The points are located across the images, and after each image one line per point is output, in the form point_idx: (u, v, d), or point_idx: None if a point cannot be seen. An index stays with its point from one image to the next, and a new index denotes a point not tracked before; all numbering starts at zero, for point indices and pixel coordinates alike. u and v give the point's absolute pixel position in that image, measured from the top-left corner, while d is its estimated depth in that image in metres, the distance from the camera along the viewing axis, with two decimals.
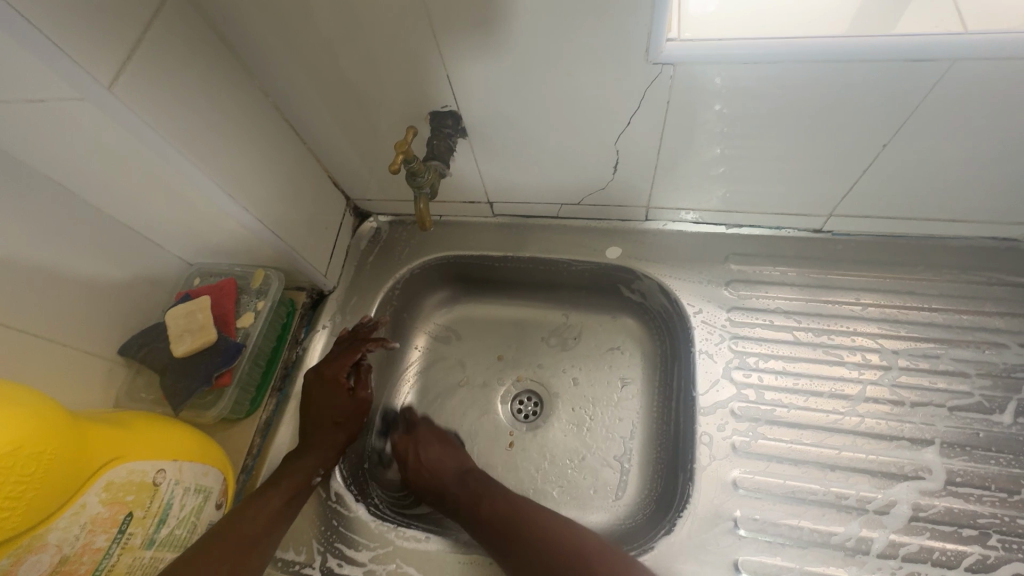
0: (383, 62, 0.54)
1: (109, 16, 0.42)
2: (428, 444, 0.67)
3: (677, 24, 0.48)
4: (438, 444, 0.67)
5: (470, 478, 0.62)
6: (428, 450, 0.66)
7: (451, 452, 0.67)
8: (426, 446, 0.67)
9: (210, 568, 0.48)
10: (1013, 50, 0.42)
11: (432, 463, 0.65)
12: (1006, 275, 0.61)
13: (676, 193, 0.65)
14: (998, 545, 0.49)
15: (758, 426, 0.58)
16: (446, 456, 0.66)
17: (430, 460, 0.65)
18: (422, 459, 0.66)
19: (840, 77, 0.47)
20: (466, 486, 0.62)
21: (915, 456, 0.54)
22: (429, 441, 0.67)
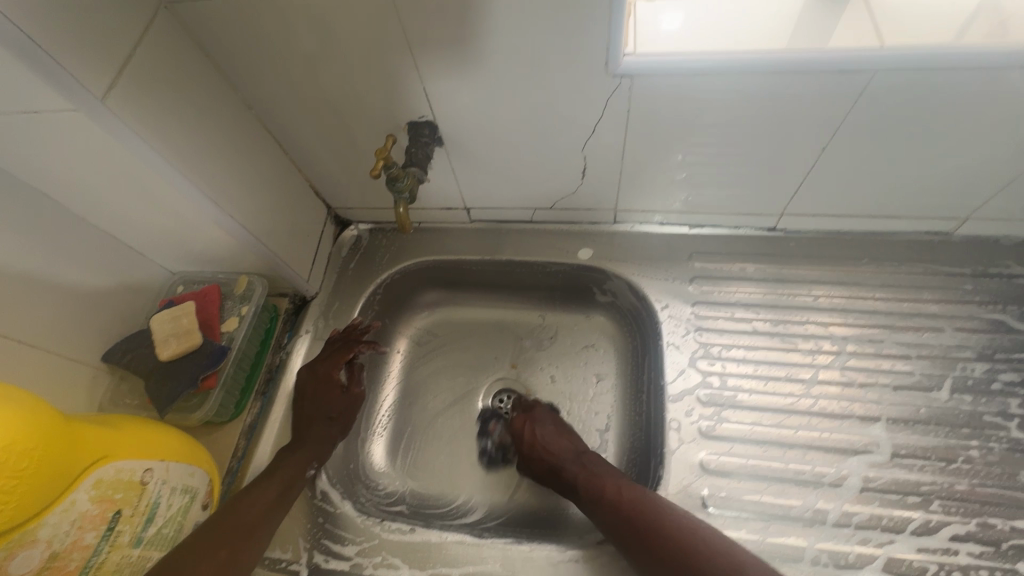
0: (362, 76, 0.58)
1: (100, 33, 0.44)
2: (541, 428, 0.68)
3: (634, 41, 0.52)
4: (553, 429, 0.68)
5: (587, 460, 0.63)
6: (544, 430, 0.68)
7: (567, 434, 0.67)
8: (541, 428, 0.68)
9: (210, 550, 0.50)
10: (927, 62, 0.47)
11: (557, 450, 0.65)
12: (940, 265, 0.67)
13: (641, 196, 0.70)
14: (939, 509, 0.54)
15: (722, 410, 0.61)
16: (556, 438, 0.67)
17: (543, 442, 0.67)
18: (546, 455, 0.66)
19: (782, 87, 0.52)
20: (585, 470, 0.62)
21: (864, 432, 0.59)
22: (541, 429, 0.68)
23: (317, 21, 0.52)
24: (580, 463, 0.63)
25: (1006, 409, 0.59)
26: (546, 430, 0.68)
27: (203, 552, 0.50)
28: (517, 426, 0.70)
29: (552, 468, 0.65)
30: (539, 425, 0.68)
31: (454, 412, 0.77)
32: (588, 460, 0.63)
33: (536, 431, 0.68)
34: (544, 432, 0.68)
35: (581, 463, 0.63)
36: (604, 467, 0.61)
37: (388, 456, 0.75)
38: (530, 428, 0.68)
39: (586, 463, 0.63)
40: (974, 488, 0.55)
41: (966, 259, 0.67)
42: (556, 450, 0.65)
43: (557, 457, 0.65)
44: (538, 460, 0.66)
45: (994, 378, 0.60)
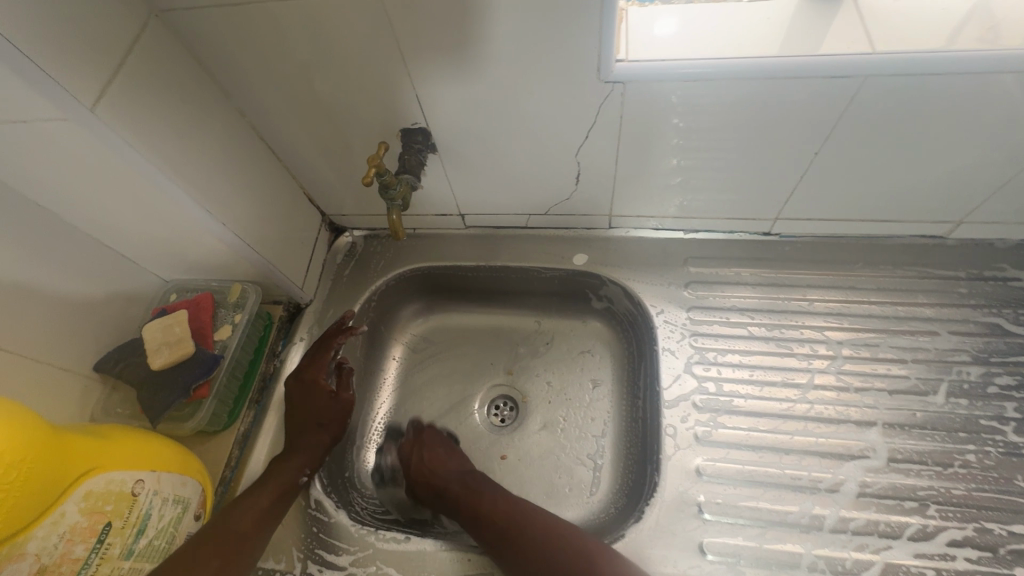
0: (355, 82, 0.58)
1: (90, 43, 0.44)
2: (434, 446, 0.69)
3: (625, 47, 0.52)
4: (449, 452, 0.68)
5: (470, 478, 0.64)
6: (434, 450, 0.68)
7: (462, 458, 0.68)
8: (436, 448, 0.68)
9: (202, 560, 0.50)
10: (915, 67, 0.48)
11: (444, 470, 0.66)
12: (935, 268, 0.67)
13: (635, 201, 0.70)
14: (936, 514, 0.54)
15: (718, 416, 0.61)
16: (450, 458, 0.67)
17: (429, 461, 0.67)
18: (430, 467, 0.66)
19: (772, 93, 0.52)
20: (466, 486, 0.63)
21: (860, 437, 0.58)
22: (432, 446, 0.68)
23: (310, 29, 0.52)
24: (467, 484, 0.63)
25: (1002, 412, 0.58)
26: (439, 450, 0.68)
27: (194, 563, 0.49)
28: (404, 447, 0.70)
29: (433, 488, 0.64)
30: (427, 444, 0.69)
31: (450, 418, 0.77)
32: (475, 480, 0.64)
33: (431, 446, 0.69)
34: (431, 442, 0.69)
35: (473, 486, 0.63)
36: (484, 485, 0.63)
37: (383, 464, 0.74)
38: (427, 443, 0.69)
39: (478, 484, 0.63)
40: (971, 493, 0.54)
41: (960, 262, 0.67)
42: (446, 467, 0.66)
43: (442, 475, 0.65)
44: (421, 475, 0.66)
45: (990, 382, 0.60)
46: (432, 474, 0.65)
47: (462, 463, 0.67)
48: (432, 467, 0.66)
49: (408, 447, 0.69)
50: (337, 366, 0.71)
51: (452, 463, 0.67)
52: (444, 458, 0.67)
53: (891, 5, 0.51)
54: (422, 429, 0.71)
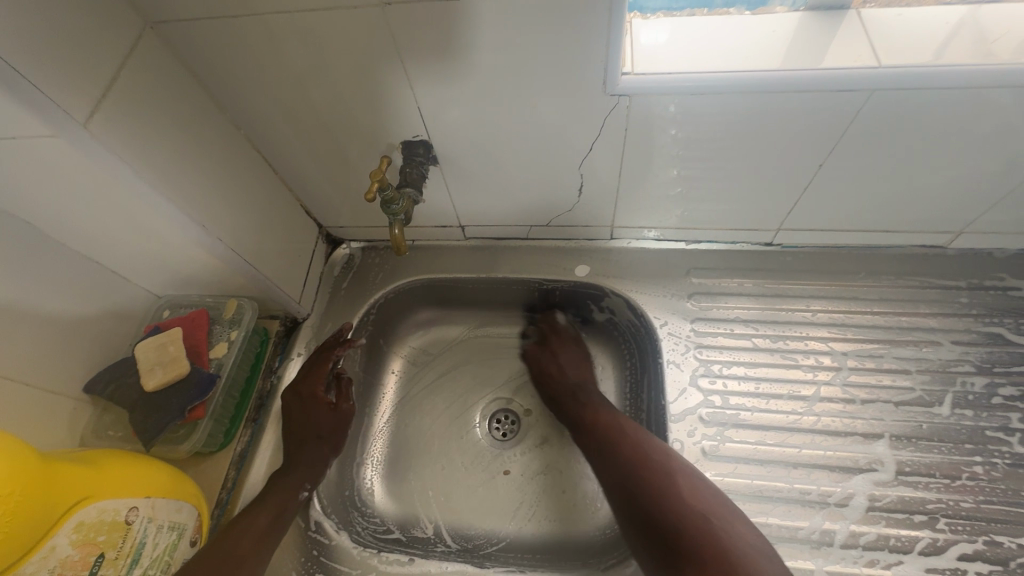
0: (355, 95, 0.57)
1: (82, 57, 0.43)
2: (560, 357, 0.76)
3: (630, 59, 0.52)
4: (573, 359, 0.75)
5: (580, 396, 0.69)
6: (567, 356, 0.75)
7: (584, 369, 0.74)
8: (562, 357, 0.76)
9: None
10: (923, 80, 0.48)
11: (564, 378, 0.73)
12: (936, 278, 0.67)
13: (637, 213, 0.69)
14: (945, 528, 0.53)
15: (725, 430, 0.61)
16: (573, 364, 0.74)
17: (552, 371, 0.75)
18: (561, 376, 0.74)
19: (780, 105, 0.52)
20: (576, 400, 0.69)
21: (867, 450, 0.58)
22: (564, 358, 0.75)
23: (309, 41, 0.51)
24: (575, 396, 0.70)
25: (1007, 423, 0.58)
26: (567, 357, 0.75)
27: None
28: (534, 353, 0.79)
29: (554, 397, 0.73)
30: (563, 351, 0.76)
31: (451, 434, 0.76)
32: (584, 395, 0.70)
33: (557, 352, 0.76)
34: (566, 355, 0.76)
35: (579, 398, 0.70)
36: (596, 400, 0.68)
37: (383, 481, 0.72)
38: (546, 358, 0.76)
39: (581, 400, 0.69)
40: (980, 506, 0.54)
41: (960, 272, 0.67)
42: (566, 375, 0.73)
43: (562, 385, 0.73)
44: (546, 384, 0.74)
45: (994, 393, 0.60)
46: (554, 383, 0.74)
47: (582, 372, 0.73)
48: (560, 375, 0.74)
49: (541, 357, 0.77)
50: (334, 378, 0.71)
51: (573, 372, 0.74)
52: (569, 367, 0.74)
53: (897, 18, 0.51)
54: (557, 337, 0.78)
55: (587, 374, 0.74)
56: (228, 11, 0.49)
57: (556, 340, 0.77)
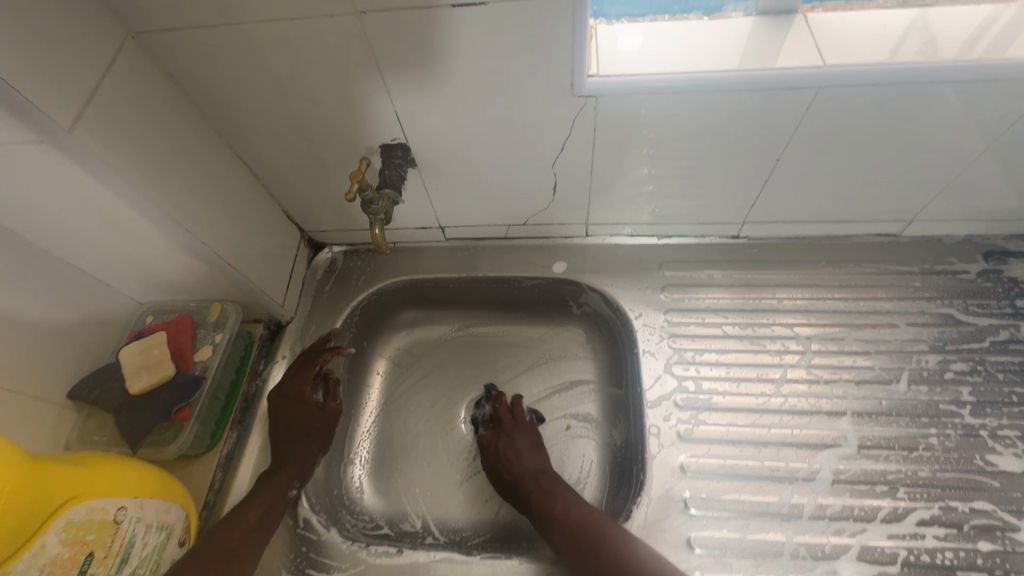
0: (334, 100, 0.58)
1: (66, 65, 0.44)
2: (515, 441, 0.69)
3: (596, 62, 0.55)
4: (528, 445, 0.69)
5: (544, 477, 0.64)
6: (519, 443, 0.69)
7: (541, 454, 0.68)
8: (517, 442, 0.69)
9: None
10: (864, 77, 0.51)
11: (521, 463, 0.66)
12: (891, 265, 0.71)
13: (610, 210, 0.72)
14: (905, 496, 0.57)
15: (698, 413, 0.63)
16: (528, 453, 0.67)
17: (507, 454, 0.68)
18: (518, 458, 0.67)
19: (735, 105, 0.55)
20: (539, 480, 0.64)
21: (832, 427, 0.61)
22: (517, 441, 0.69)
23: (288, 48, 0.53)
24: (538, 481, 0.64)
25: (959, 396, 0.62)
26: (519, 442, 0.69)
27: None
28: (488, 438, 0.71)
29: (511, 482, 0.66)
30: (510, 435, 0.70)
31: (436, 432, 0.77)
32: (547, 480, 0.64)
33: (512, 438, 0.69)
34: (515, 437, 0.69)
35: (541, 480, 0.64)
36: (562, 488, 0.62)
37: (370, 479, 0.74)
38: (500, 442, 0.69)
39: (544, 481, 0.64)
40: (936, 474, 0.58)
41: (914, 258, 0.71)
42: (524, 460, 0.67)
43: (515, 471, 0.66)
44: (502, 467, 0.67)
45: (947, 368, 0.64)
46: (508, 468, 0.66)
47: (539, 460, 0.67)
48: (517, 458, 0.67)
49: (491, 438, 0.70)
50: (321, 377, 0.72)
51: (530, 459, 0.67)
52: (521, 453, 0.67)
53: (839, 23, 0.55)
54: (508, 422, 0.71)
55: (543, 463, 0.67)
56: (209, 22, 0.51)
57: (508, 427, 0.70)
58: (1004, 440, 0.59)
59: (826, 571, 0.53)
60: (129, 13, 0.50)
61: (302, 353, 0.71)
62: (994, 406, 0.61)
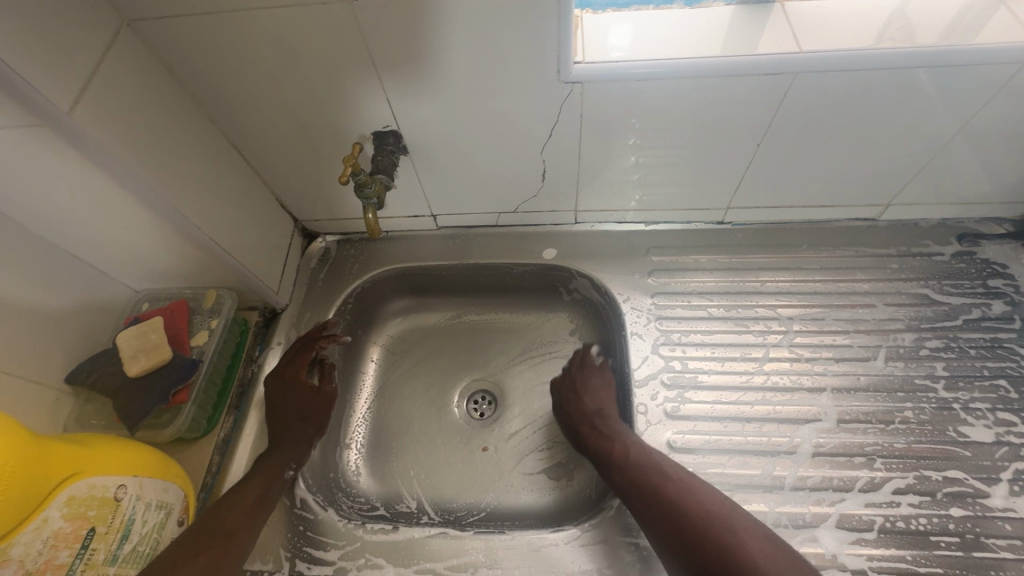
0: (326, 87, 0.59)
1: (63, 51, 0.45)
2: (591, 381, 0.70)
3: (581, 49, 0.57)
4: (603, 385, 0.70)
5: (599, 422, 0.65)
6: (593, 384, 0.70)
7: (603, 391, 0.69)
8: (591, 382, 0.70)
9: (189, 560, 0.50)
10: (840, 63, 0.53)
11: (583, 406, 0.68)
12: (869, 247, 0.73)
13: (598, 197, 0.74)
14: (882, 467, 0.59)
15: (685, 392, 0.65)
16: (599, 391, 0.69)
17: (577, 396, 0.69)
18: (577, 401, 0.69)
19: (718, 91, 0.57)
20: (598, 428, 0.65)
21: (813, 403, 0.63)
22: (583, 382, 0.71)
23: (280, 36, 0.54)
24: (595, 428, 0.65)
25: (933, 372, 0.64)
26: (590, 383, 0.70)
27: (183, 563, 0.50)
28: (562, 378, 0.73)
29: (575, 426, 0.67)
30: (586, 375, 0.72)
31: (430, 417, 0.78)
32: (608, 424, 0.64)
33: (579, 386, 0.70)
34: (588, 381, 0.71)
35: (600, 423, 0.65)
36: (622, 432, 0.62)
37: (365, 463, 0.75)
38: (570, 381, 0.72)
39: (604, 424, 0.64)
40: (911, 445, 0.60)
41: (891, 241, 0.73)
42: (585, 402, 0.68)
43: (586, 411, 0.67)
44: (566, 410, 0.69)
45: (922, 345, 0.66)
46: (571, 407, 0.69)
47: (601, 402, 0.68)
48: (578, 399, 0.69)
49: (563, 381, 0.73)
50: (318, 362, 0.73)
51: (593, 402, 0.68)
52: (593, 393, 0.69)
53: (817, 12, 0.57)
54: (591, 365, 0.73)
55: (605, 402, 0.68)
56: (202, 10, 0.52)
57: (580, 369, 0.72)
58: (975, 412, 0.62)
59: (808, 538, 0.55)
60: (125, 0, 0.51)
61: (298, 339, 0.73)
62: (966, 380, 0.64)
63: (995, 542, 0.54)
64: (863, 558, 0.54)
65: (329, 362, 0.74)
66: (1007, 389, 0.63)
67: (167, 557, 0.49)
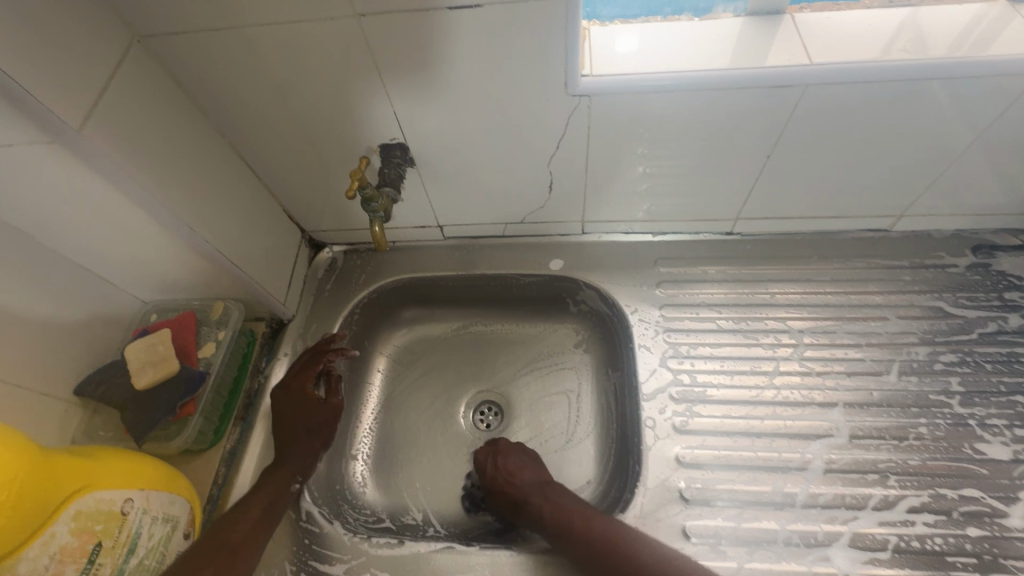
0: (334, 101, 0.60)
1: (74, 68, 0.46)
2: (511, 455, 0.67)
3: (589, 62, 0.57)
4: (525, 458, 0.67)
5: (550, 489, 0.62)
6: (512, 458, 0.67)
7: (536, 464, 0.67)
8: (512, 456, 0.67)
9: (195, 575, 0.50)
10: (849, 75, 0.53)
11: (522, 479, 0.64)
12: (882, 259, 0.72)
13: (605, 208, 0.74)
14: (896, 484, 0.58)
15: (693, 406, 0.64)
16: (524, 467, 0.66)
17: (508, 471, 0.66)
18: (515, 480, 0.65)
19: (726, 102, 0.57)
20: (546, 496, 0.61)
21: (824, 418, 0.62)
22: (506, 458, 0.67)
23: (289, 51, 0.54)
24: (546, 497, 0.61)
25: (948, 387, 0.63)
26: (512, 456, 0.67)
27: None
28: (482, 455, 0.69)
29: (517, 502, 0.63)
30: (503, 452, 0.68)
31: (436, 428, 0.78)
32: (555, 495, 0.61)
33: (504, 456, 0.67)
34: (509, 461, 0.66)
35: (545, 495, 0.62)
36: (568, 503, 0.60)
37: (372, 475, 0.75)
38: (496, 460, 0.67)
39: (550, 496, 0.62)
40: (926, 462, 0.59)
41: (904, 252, 0.72)
42: (522, 477, 0.65)
43: (522, 487, 0.64)
44: (501, 489, 0.65)
45: (936, 360, 0.65)
46: (511, 487, 0.64)
47: (538, 473, 0.65)
48: (511, 480, 0.65)
49: (479, 462, 0.68)
50: (325, 373, 0.73)
51: (528, 474, 0.65)
52: (520, 468, 0.66)
53: (826, 23, 0.57)
54: (501, 445, 0.68)
55: (545, 474, 0.66)
56: (212, 25, 0.52)
57: (501, 442, 0.69)
58: (992, 428, 0.60)
59: (819, 557, 0.54)
60: (135, 17, 0.51)
61: (307, 350, 0.73)
62: (982, 396, 0.62)
63: (1014, 564, 0.53)
64: None
65: (336, 374, 0.73)
66: None
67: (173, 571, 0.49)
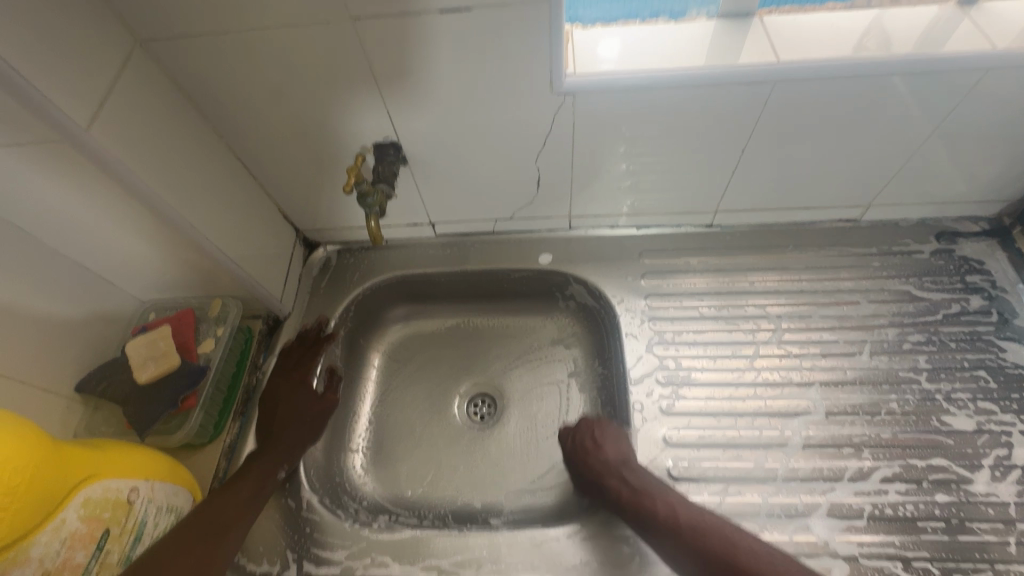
0: (329, 100, 0.62)
1: (80, 71, 0.47)
2: (598, 431, 0.67)
3: (573, 62, 0.60)
4: (608, 434, 0.66)
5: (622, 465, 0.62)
6: (604, 431, 0.67)
7: (628, 444, 0.65)
8: (597, 431, 0.67)
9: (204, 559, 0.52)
10: (813, 72, 0.56)
11: (601, 454, 0.64)
12: (853, 246, 0.76)
13: (590, 203, 0.77)
14: (869, 456, 0.61)
15: (679, 389, 0.67)
16: (610, 441, 0.65)
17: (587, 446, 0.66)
18: (599, 452, 0.64)
19: (704, 99, 0.60)
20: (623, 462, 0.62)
21: (803, 397, 0.66)
22: (601, 432, 0.67)
23: (286, 54, 0.57)
24: (620, 476, 0.61)
25: (916, 364, 0.67)
26: (605, 437, 0.66)
27: (198, 559, 0.51)
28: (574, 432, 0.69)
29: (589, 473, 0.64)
30: (603, 427, 0.67)
31: (431, 420, 0.80)
32: (633, 476, 0.60)
33: (597, 436, 0.66)
34: (605, 431, 0.66)
35: (625, 475, 0.61)
36: (654, 485, 0.59)
37: (370, 466, 0.76)
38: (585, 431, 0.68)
39: (630, 476, 0.60)
40: (897, 435, 0.62)
41: (872, 241, 0.76)
42: (606, 452, 0.64)
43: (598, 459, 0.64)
44: (585, 463, 0.65)
45: (904, 339, 0.69)
46: (591, 458, 0.65)
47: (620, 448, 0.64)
48: (598, 449, 0.65)
49: (577, 431, 0.69)
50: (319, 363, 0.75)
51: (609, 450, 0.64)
52: (597, 442, 0.66)
53: (791, 25, 0.60)
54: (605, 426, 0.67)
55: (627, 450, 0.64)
56: (210, 29, 0.54)
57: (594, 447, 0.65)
58: (957, 402, 0.64)
59: (800, 526, 0.57)
60: (139, 21, 0.53)
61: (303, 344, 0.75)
62: (948, 371, 0.66)
63: (980, 526, 0.56)
64: (854, 544, 0.56)
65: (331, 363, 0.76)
66: (987, 379, 0.65)
67: (184, 551, 0.51)
